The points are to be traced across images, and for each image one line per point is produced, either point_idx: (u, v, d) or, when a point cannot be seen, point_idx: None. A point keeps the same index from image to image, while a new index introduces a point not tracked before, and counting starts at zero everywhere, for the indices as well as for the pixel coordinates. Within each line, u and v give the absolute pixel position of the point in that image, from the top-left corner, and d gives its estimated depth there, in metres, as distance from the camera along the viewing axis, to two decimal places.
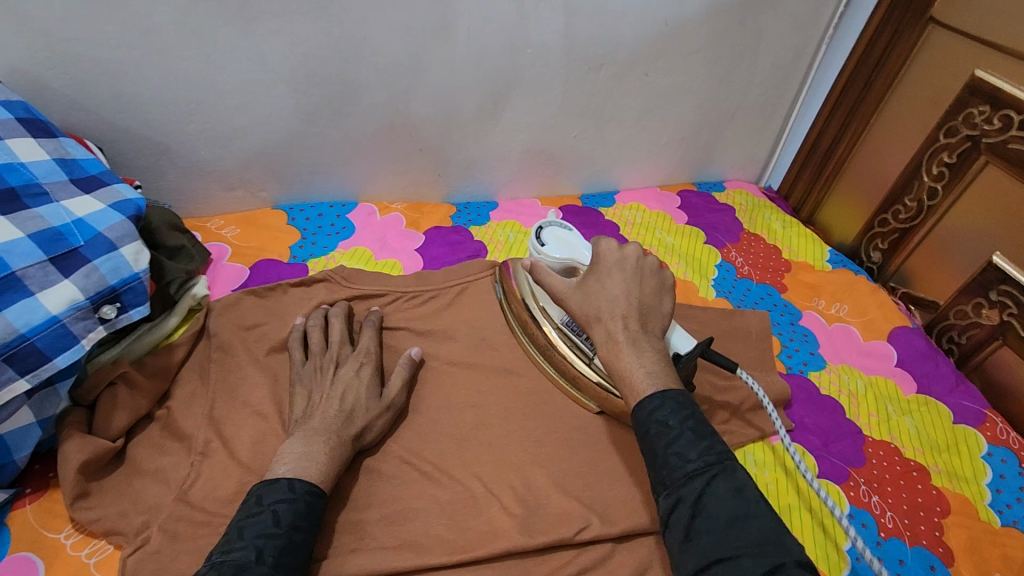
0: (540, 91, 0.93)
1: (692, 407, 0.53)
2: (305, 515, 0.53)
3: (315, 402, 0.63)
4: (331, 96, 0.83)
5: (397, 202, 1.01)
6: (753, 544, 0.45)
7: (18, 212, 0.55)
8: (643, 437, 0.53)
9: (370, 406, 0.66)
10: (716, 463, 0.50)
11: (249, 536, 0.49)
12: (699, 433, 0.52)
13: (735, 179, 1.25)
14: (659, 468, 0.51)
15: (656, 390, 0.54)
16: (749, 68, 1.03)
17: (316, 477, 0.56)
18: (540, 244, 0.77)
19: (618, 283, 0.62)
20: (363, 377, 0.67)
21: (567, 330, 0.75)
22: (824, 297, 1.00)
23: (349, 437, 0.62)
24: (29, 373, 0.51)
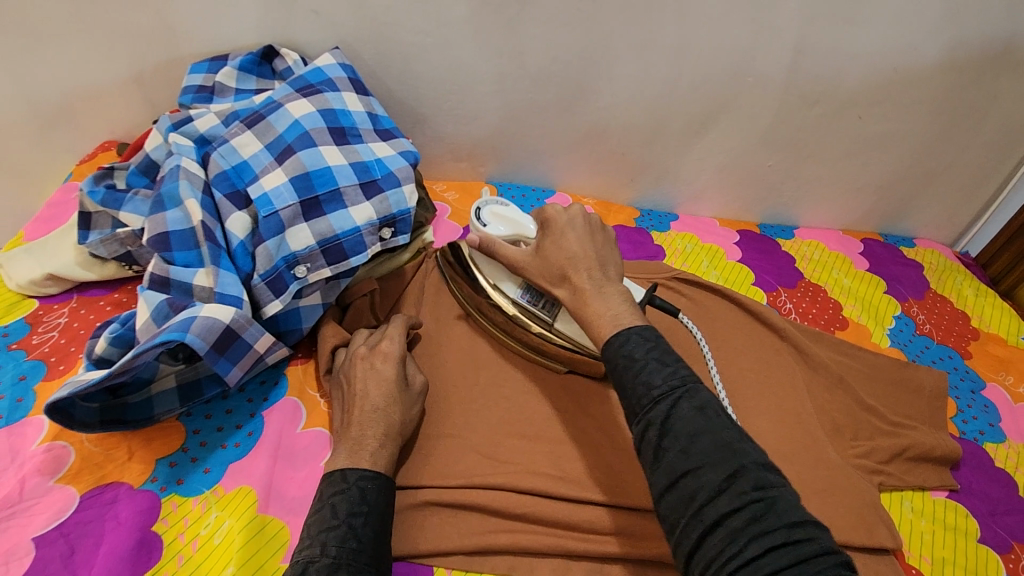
0: (748, 118, 0.99)
1: (656, 339, 0.58)
2: (361, 501, 0.56)
3: (351, 410, 0.64)
4: (561, 96, 0.97)
5: (588, 196, 1.12)
6: (715, 454, 0.50)
7: (345, 145, 0.73)
8: (614, 371, 0.57)
9: (404, 402, 0.66)
10: (679, 386, 0.54)
11: (312, 533, 0.53)
12: (664, 361, 0.56)
13: (927, 238, 1.19)
14: (630, 397, 0.56)
15: (620, 330, 0.59)
16: (974, 126, 1.00)
17: (373, 465, 0.59)
18: (482, 224, 0.78)
19: (573, 241, 0.67)
20: (386, 374, 0.66)
21: (523, 305, 0.75)
22: (1013, 374, 0.94)
23: (394, 436, 0.62)
24: (332, 265, 0.68)
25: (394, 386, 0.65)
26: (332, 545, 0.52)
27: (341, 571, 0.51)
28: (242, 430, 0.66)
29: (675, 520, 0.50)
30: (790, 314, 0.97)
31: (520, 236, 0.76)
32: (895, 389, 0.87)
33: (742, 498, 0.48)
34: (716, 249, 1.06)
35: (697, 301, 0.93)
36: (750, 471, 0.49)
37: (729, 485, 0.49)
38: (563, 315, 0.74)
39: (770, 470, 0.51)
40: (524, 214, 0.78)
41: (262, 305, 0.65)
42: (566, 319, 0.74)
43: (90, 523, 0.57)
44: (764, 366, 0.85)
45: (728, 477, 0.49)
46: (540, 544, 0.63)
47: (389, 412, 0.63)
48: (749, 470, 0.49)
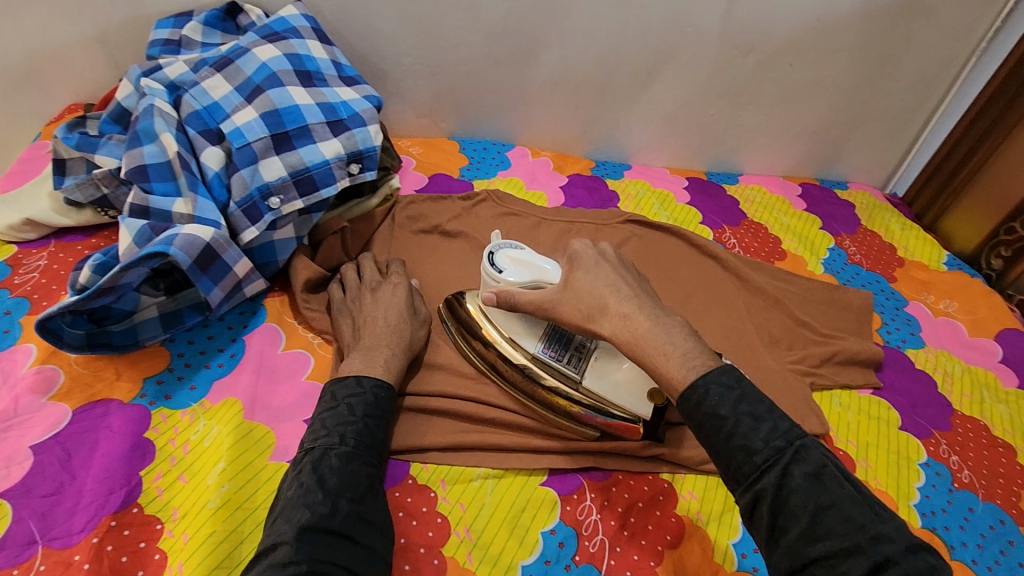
0: (689, 69, 1.07)
1: (741, 387, 0.53)
2: (375, 404, 0.61)
3: (360, 326, 0.69)
4: (516, 50, 1.03)
5: (546, 149, 1.18)
6: (844, 534, 0.47)
7: (311, 87, 0.77)
8: (699, 430, 0.53)
9: (412, 321, 0.71)
10: (785, 449, 0.50)
11: (330, 424, 0.58)
12: (757, 415, 0.52)
13: (860, 182, 1.29)
14: (730, 462, 0.51)
15: (697, 377, 0.53)
16: (893, 70, 1.10)
17: (384, 375, 0.63)
18: (497, 271, 0.69)
19: (609, 272, 0.62)
20: (399, 297, 0.71)
21: (546, 360, 0.69)
22: (934, 294, 1.04)
23: (403, 351, 0.67)
24: (304, 197, 0.72)
25: (404, 306, 0.71)
26: (351, 437, 0.57)
27: (357, 460, 0.56)
28: (224, 352, 0.71)
29: None
30: (734, 247, 1.05)
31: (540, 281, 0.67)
32: (827, 307, 0.96)
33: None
34: (666, 194, 1.14)
35: (647, 238, 1.00)
36: (895, 560, 0.45)
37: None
38: (592, 371, 0.68)
39: (916, 551, 0.46)
40: (543, 258, 0.69)
41: (238, 232, 0.69)
42: (595, 375, 0.68)
43: (85, 432, 0.61)
44: (708, 290, 0.93)
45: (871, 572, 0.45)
46: (508, 440, 0.69)
47: (400, 328, 0.68)
48: (892, 559, 0.45)
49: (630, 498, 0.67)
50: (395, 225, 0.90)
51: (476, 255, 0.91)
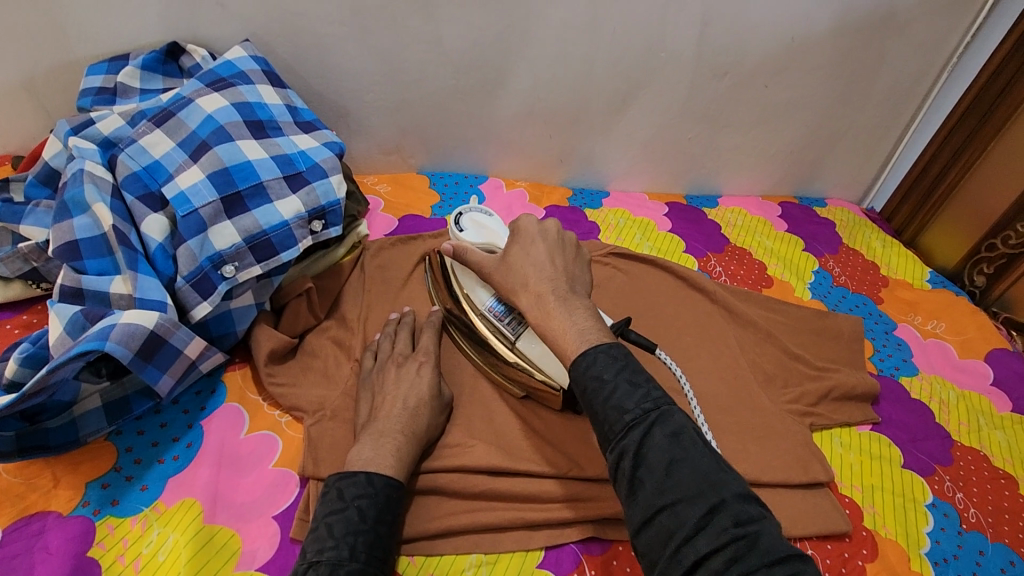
0: (664, 93, 1.03)
1: (625, 358, 0.53)
2: (387, 507, 0.56)
3: (379, 404, 0.65)
4: (484, 81, 0.97)
5: (521, 180, 1.13)
6: (693, 485, 0.45)
7: (265, 139, 0.71)
8: (583, 396, 0.52)
9: (434, 406, 0.66)
10: (652, 410, 0.49)
11: (338, 534, 0.52)
12: (635, 381, 0.51)
13: (838, 197, 1.28)
14: (601, 423, 0.50)
15: (588, 347, 0.54)
16: (868, 87, 1.08)
17: (395, 471, 0.58)
18: (458, 228, 0.75)
19: (540, 251, 0.64)
20: (424, 377, 0.68)
21: (490, 317, 0.71)
22: (921, 314, 1.02)
23: (417, 438, 0.63)
24: (263, 262, 0.66)
25: (427, 389, 0.67)
26: (362, 551, 0.52)
27: None
28: (180, 441, 0.63)
29: (653, 563, 0.44)
30: (720, 276, 1.02)
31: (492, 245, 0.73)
32: (818, 338, 0.93)
33: (723, 535, 0.42)
34: (647, 222, 1.10)
35: (631, 274, 0.96)
36: (729, 505, 0.44)
37: (709, 522, 0.43)
38: (527, 334, 0.70)
39: (750, 501, 0.45)
40: (503, 228, 0.76)
41: (189, 308, 0.62)
42: (529, 337, 0.70)
43: (18, 555, 0.53)
44: (698, 327, 0.90)
45: (707, 515, 0.44)
46: (502, 521, 0.63)
47: (419, 412, 0.64)
48: (728, 504, 0.44)
49: (633, 573, 0.63)
50: (365, 278, 0.84)
51: None
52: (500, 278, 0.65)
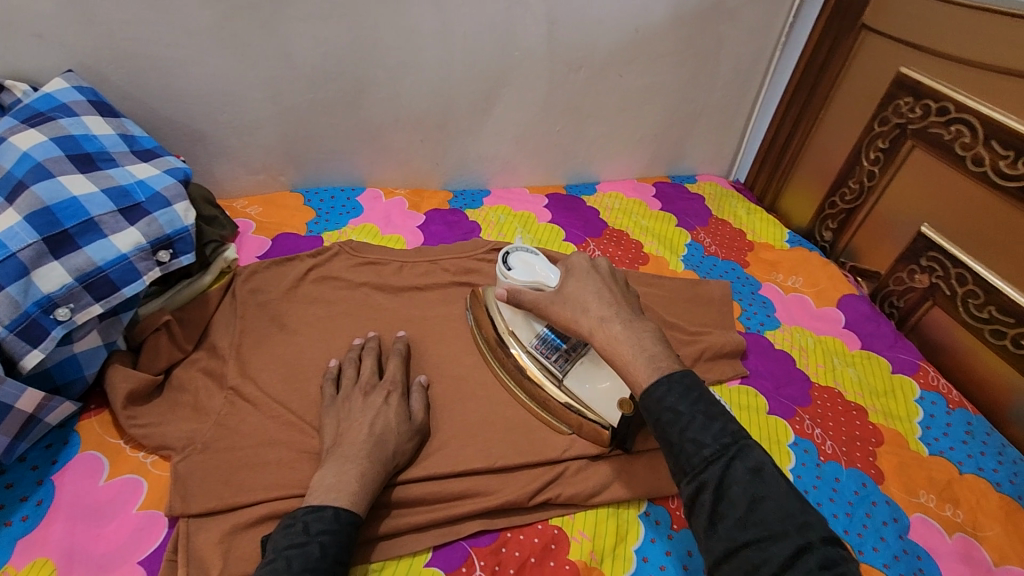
0: (526, 91, 1.07)
1: (699, 388, 0.52)
2: (347, 548, 0.55)
3: (344, 429, 0.65)
4: (343, 92, 0.98)
5: (401, 188, 1.14)
6: (777, 524, 0.45)
7: (94, 172, 0.68)
8: (657, 427, 0.52)
9: (401, 432, 0.66)
10: (731, 445, 0.49)
11: (296, 568, 0.50)
12: (711, 414, 0.51)
13: (707, 173, 1.36)
14: (678, 456, 0.50)
15: (660, 376, 0.53)
16: (713, 70, 1.16)
17: (358, 506, 0.58)
18: (506, 269, 0.75)
19: (597, 284, 0.64)
20: (391, 405, 0.68)
21: (536, 354, 0.74)
22: (782, 272, 1.11)
23: (383, 464, 0.62)
24: (102, 300, 0.63)
25: (395, 416, 0.67)
26: None
27: None
28: (28, 501, 0.60)
29: None
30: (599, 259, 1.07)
31: (541, 283, 0.73)
32: (690, 305, 1.00)
33: None
34: (527, 215, 1.13)
35: None
36: (817, 548, 0.43)
37: (796, 562, 0.43)
38: (576, 373, 0.72)
39: (832, 543, 0.45)
40: (551, 267, 0.75)
41: (17, 359, 0.58)
42: (577, 377, 0.72)
43: None
44: None
45: (795, 555, 0.43)
46: (386, 529, 0.63)
47: (383, 439, 0.64)
48: (813, 546, 0.44)
49: (521, 555, 0.64)
50: (238, 304, 0.82)
51: (333, 319, 0.85)
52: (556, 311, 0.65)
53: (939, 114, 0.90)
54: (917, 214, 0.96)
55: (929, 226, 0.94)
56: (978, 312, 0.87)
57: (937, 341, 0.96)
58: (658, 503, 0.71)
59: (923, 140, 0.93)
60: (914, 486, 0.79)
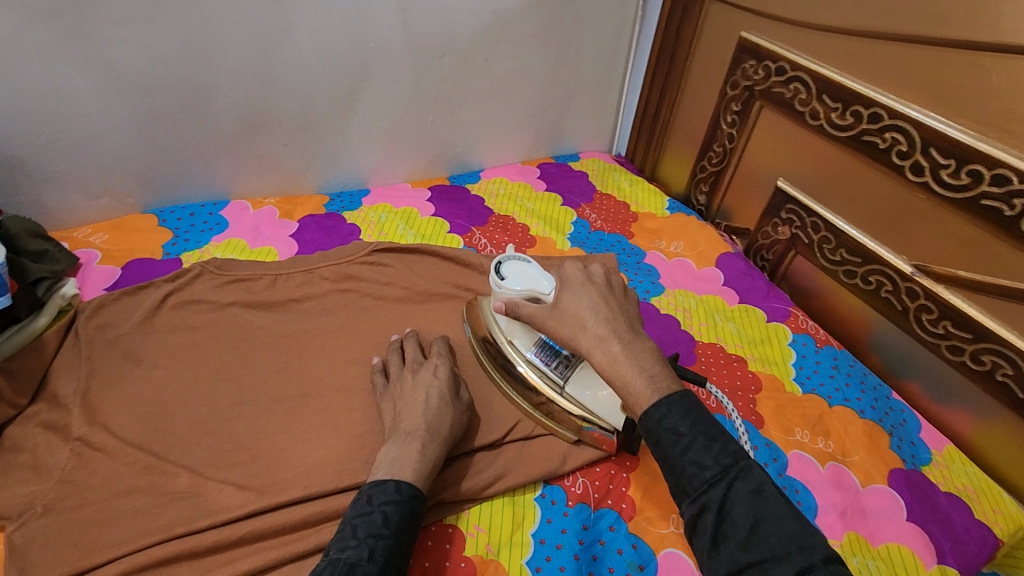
0: (390, 83, 1.04)
1: (699, 407, 0.53)
2: (411, 520, 0.56)
3: (401, 409, 0.67)
4: (183, 99, 0.91)
5: (270, 197, 1.07)
6: (780, 544, 0.47)
7: None
8: (657, 447, 0.53)
9: (455, 406, 0.68)
10: (732, 466, 0.50)
11: (361, 535, 0.53)
12: (711, 434, 0.52)
13: (590, 150, 1.39)
14: (679, 476, 0.52)
15: (663, 397, 0.54)
16: (577, 48, 1.17)
17: (419, 482, 0.59)
18: (500, 278, 0.72)
19: (591, 297, 0.61)
20: (441, 379, 0.70)
21: (537, 364, 0.74)
22: (664, 239, 1.15)
23: (441, 439, 0.64)
24: None
25: (445, 390, 0.69)
26: (380, 555, 0.52)
27: None
28: None
29: None
30: (486, 247, 1.05)
31: (535, 293, 0.69)
32: None
33: None
34: (409, 211, 1.10)
35: (397, 266, 0.96)
36: (818, 565, 0.45)
37: None
38: (576, 378, 0.72)
39: (835, 559, 0.46)
40: (546, 272, 0.72)
41: None
42: (578, 383, 0.72)
43: None
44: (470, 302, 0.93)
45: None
46: (263, 561, 0.58)
47: (440, 414, 0.66)
48: (815, 566, 0.45)
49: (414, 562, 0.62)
50: (84, 346, 0.75)
51: (198, 345, 0.79)
52: (552, 327, 0.63)
53: (778, 74, 0.96)
54: (773, 170, 1.02)
55: (784, 180, 1.00)
56: (832, 256, 0.95)
57: (805, 287, 1.02)
58: (553, 484, 0.72)
59: (768, 100, 0.99)
60: (793, 425, 0.84)
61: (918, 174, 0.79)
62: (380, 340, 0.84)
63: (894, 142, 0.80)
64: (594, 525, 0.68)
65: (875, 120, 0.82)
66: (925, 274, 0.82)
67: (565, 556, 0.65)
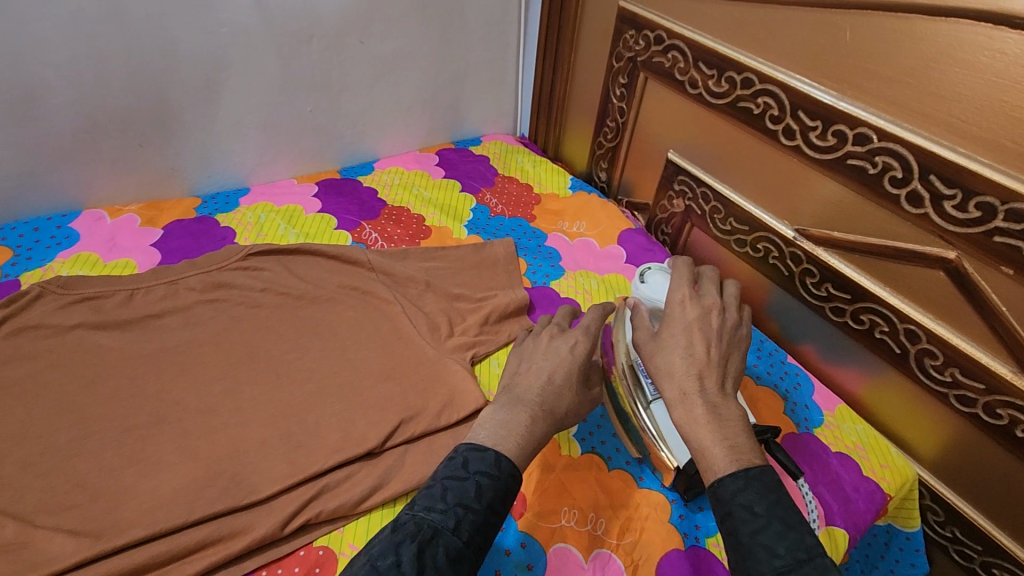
0: (255, 71, 0.96)
1: (782, 492, 0.48)
2: (504, 499, 0.50)
3: (520, 372, 0.61)
4: (5, 101, 0.81)
5: (133, 204, 0.98)
6: None
7: None
8: (726, 522, 0.49)
9: (576, 389, 0.61)
10: (807, 561, 0.44)
11: (451, 501, 0.48)
12: (789, 522, 0.46)
13: (493, 132, 1.34)
14: (745, 561, 0.46)
15: (740, 468, 0.50)
16: (462, 26, 1.12)
17: (520, 465, 0.52)
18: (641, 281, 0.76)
19: (689, 337, 0.58)
20: (577, 354, 0.62)
21: (635, 368, 0.70)
22: (567, 220, 1.12)
23: (549, 422, 0.57)
24: None
25: (575, 365, 0.61)
26: (466, 530, 0.47)
27: (463, 563, 0.46)
28: None
29: None
30: (377, 242, 1.00)
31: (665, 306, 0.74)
32: (478, 271, 0.97)
33: None
34: (293, 209, 1.03)
35: (274, 269, 0.89)
36: None
37: None
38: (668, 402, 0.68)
39: None
40: None
41: None
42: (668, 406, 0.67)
43: None
44: (357, 302, 0.87)
45: None
46: None
47: (557, 393, 0.59)
48: None
49: None
50: None
51: (34, 377, 0.70)
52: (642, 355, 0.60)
53: (657, 43, 0.94)
54: (664, 141, 1.00)
55: (674, 152, 0.98)
56: (723, 226, 0.94)
57: (704, 258, 1.02)
58: None
59: (652, 71, 0.97)
60: None
61: (790, 138, 0.78)
62: (250, 352, 0.78)
63: (766, 107, 0.80)
64: None
65: (747, 85, 0.81)
66: (806, 237, 0.82)
67: None
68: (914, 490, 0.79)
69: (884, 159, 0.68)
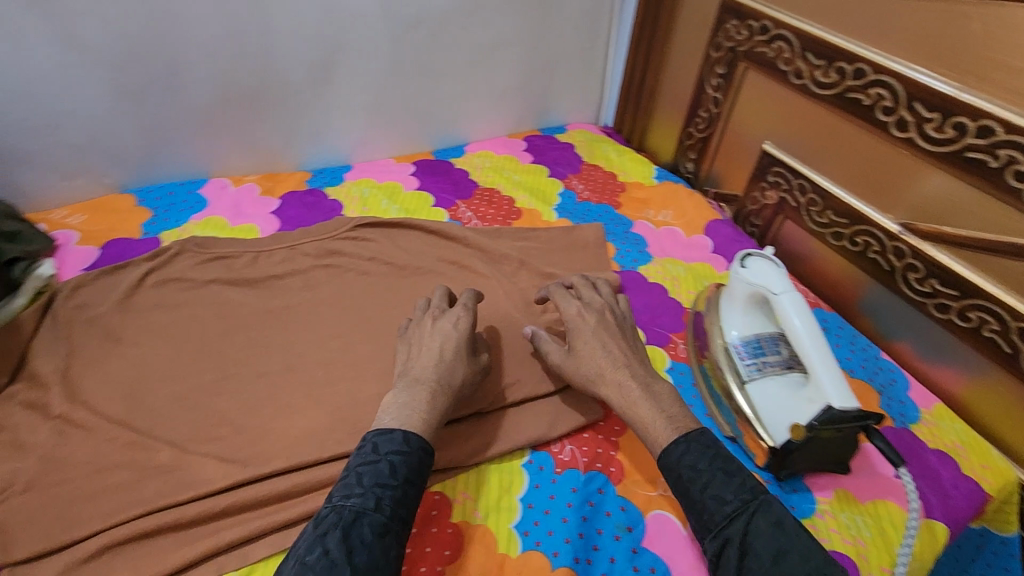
0: (368, 54, 1.02)
1: (716, 447, 0.59)
2: (415, 473, 0.54)
3: (414, 356, 0.65)
4: (152, 74, 0.89)
5: (251, 175, 1.06)
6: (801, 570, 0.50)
7: None
8: (677, 483, 0.57)
9: (471, 370, 0.66)
10: (752, 500, 0.55)
11: (367, 483, 0.51)
12: (728, 470, 0.57)
13: (577, 121, 1.36)
14: (699, 513, 0.56)
15: (680, 435, 0.60)
16: (559, 15, 1.15)
17: (428, 436, 0.57)
18: (742, 265, 0.77)
19: (603, 341, 0.69)
20: (457, 340, 0.67)
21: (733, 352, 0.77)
22: (653, 208, 1.14)
23: (450, 398, 0.62)
24: None
25: (462, 350, 0.66)
26: (388, 505, 0.51)
27: (391, 536, 0.50)
28: None
29: None
30: (471, 220, 1.04)
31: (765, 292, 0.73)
32: (568, 252, 0.99)
33: None
34: (393, 186, 1.09)
35: (380, 240, 0.95)
36: None
37: None
38: (759, 383, 0.73)
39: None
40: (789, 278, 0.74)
41: None
42: (761, 387, 0.73)
43: None
44: (456, 274, 0.92)
45: None
46: (244, 531, 0.59)
47: (451, 372, 0.64)
48: None
49: None
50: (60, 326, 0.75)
51: (178, 323, 0.78)
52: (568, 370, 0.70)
53: (761, 33, 0.94)
54: (760, 133, 1.00)
55: (770, 143, 0.98)
56: (819, 218, 0.94)
57: (795, 251, 1.01)
58: (540, 449, 0.72)
59: (752, 61, 0.98)
60: None
61: (902, 130, 0.78)
62: (362, 314, 0.83)
63: (879, 98, 0.79)
64: (584, 487, 0.68)
65: (859, 76, 0.81)
66: (912, 232, 0.81)
67: (557, 521, 0.64)
68: (1013, 494, 0.77)
69: (1008, 153, 0.67)
